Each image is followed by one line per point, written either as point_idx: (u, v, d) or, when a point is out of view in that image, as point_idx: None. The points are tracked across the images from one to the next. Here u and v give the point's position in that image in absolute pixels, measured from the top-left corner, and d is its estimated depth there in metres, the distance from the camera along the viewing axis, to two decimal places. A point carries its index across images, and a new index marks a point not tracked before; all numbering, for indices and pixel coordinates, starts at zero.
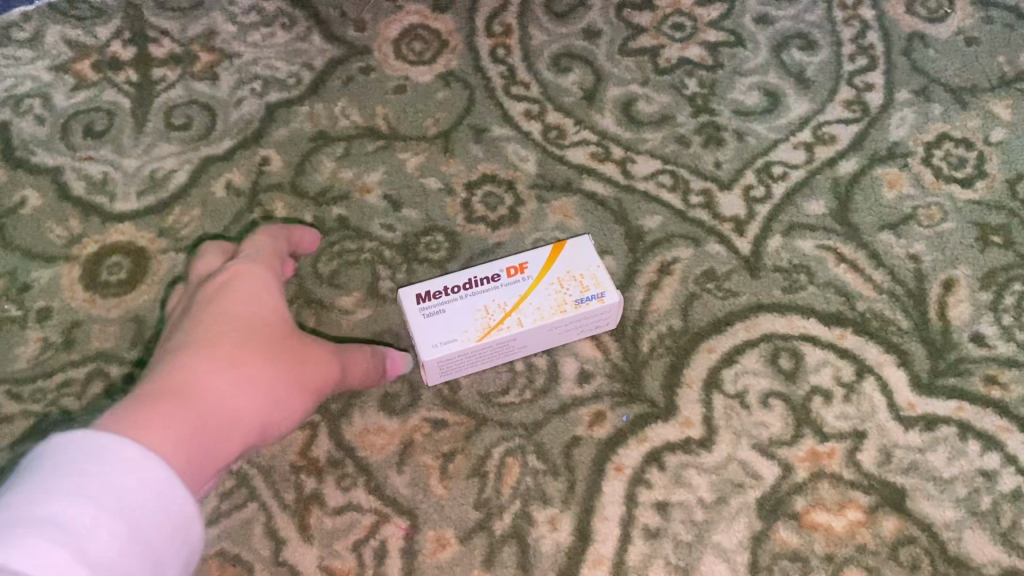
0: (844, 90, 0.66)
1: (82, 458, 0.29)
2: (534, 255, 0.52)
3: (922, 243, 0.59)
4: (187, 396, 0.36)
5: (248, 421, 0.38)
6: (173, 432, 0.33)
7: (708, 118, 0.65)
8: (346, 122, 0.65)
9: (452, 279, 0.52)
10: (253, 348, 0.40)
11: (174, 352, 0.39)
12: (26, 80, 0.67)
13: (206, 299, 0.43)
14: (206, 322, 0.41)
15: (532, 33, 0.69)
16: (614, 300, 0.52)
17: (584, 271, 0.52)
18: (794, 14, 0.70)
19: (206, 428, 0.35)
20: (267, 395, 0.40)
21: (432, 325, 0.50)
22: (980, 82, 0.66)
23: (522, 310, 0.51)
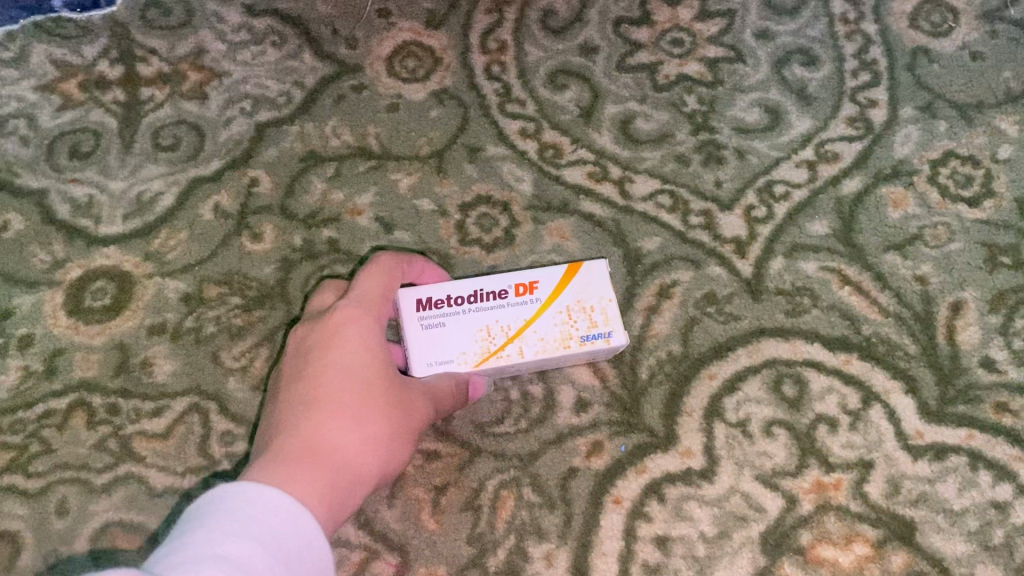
0: (847, 107, 0.65)
1: (248, 506, 0.30)
2: (546, 275, 0.50)
3: (928, 264, 0.57)
4: (320, 460, 0.36)
5: (370, 475, 0.39)
6: (318, 502, 0.34)
7: (708, 136, 0.63)
8: (337, 142, 0.63)
9: (456, 288, 0.49)
10: (368, 397, 0.40)
11: (296, 406, 0.39)
12: (11, 101, 0.66)
13: (321, 335, 0.42)
14: (317, 372, 0.41)
15: (528, 50, 0.67)
16: (619, 342, 0.50)
17: (595, 303, 0.50)
18: (795, 29, 0.68)
19: (341, 488, 0.36)
20: (385, 444, 0.40)
21: (429, 338, 0.48)
22: (987, 98, 0.65)
23: (524, 337, 0.49)
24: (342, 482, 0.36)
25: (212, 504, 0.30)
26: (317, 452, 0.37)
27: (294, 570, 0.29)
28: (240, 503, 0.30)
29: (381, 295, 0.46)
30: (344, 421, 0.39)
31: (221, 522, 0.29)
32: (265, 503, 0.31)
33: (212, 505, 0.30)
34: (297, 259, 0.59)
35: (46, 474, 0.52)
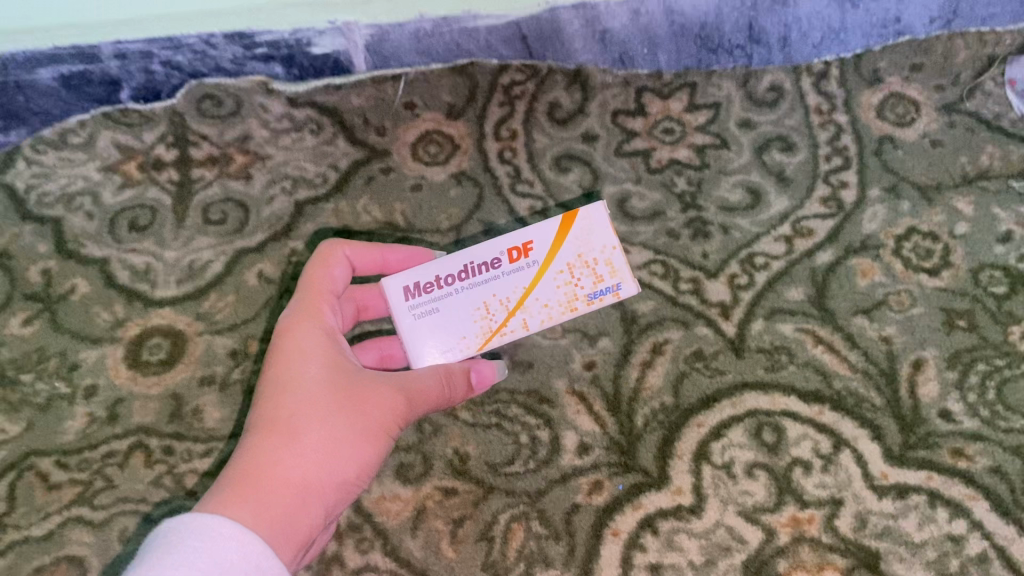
0: (820, 188, 0.73)
1: (206, 530, 0.39)
2: (538, 239, 0.58)
3: (893, 326, 0.65)
4: (262, 479, 0.45)
5: (324, 479, 0.47)
6: (250, 519, 0.43)
7: (695, 213, 0.71)
8: (368, 217, 0.71)
9: (446, 269, 0.57)
10: (311, 409, 0.49)
11: (252, 429, 0.48)
12: (78, 180, 0.74)
13: (273, 356, 0.52)
14: (273, 392, 0.50)
15: (536, 137, 0.76)
16: (627, 292, 0.58)
17: (593, 258, 0.58)
18: (774, 119, 0.77)
19: (280, 499, 0.45)
20: (337, 447, 0.48)
21: (429, 323, 0.57)
22: (945, 180, 0.73)
23: (527, 305, 0.57)
24: (285, 496, 0.45)
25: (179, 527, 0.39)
26: (263, 473, 0.45)
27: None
28: (184, 535, 0.38)
29: (328, 291, 0.55)
30: (291, 437, 0.47)
31: (165, 551, 0.37)
32: (205, 530, 0.39)
33: (162, 536, 0.38)
34: None
35: (109, 506, 0.59)
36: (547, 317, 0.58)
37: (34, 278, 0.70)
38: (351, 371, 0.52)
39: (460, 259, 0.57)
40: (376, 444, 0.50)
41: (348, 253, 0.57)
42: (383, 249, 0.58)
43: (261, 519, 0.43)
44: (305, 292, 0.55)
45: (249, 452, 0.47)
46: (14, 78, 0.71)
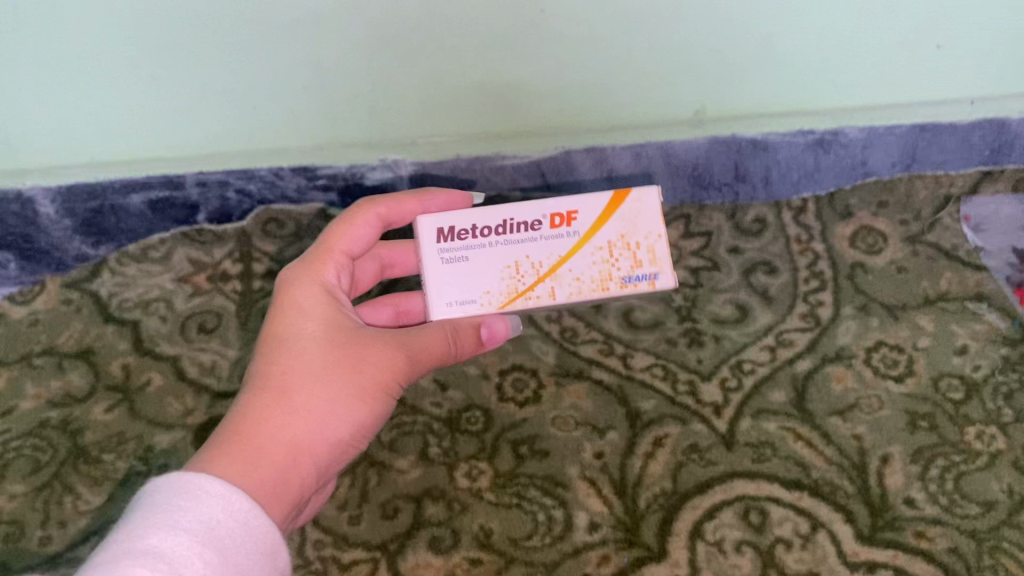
0: (800, 305, 0.84)
1: (187, 486, 0.46)
2: (585, 212, 0.61)
3: (863, 425, 0.74)
4: (256, 435, 0.54)
5: (315, 435, 0.56)
6: (241, 469, 0.51)
7: (691, 324, 0.82)
8: None
9: (484, 222, 0.61)
10: (304, 374, 0.57)
11: (253, 385, 0.57)
12: (153, 289, 0.86)
13: (276, 320, 0.60)
14: (273, 354, 0.58)
15: None
16: (664, 283, 0.61)
17: (636, 241, 0.61)
18: (760, 246, 0.89)
19: (270, 452, 0.53)
20: (327, 407, 0.57)
21: (455, 270, 0.61)
22: (909, 301, 0.84)
23: (558, 274, 0.61)
24: (278, 452, 0.54)
25: (164, 482, 0.46)
26: (257, 431, 0.54)
27: (216, 528, 0.45)
28: (170, 492, 0.45)
29: (340, 248, 0.64)
30: (285, 398, 0.56)
31: (152, 510, 0.44)
32: (191, 487, 0.46)
33: (151, 493, 0.46)
34: None
35: None
36: (576, 290, 0.61)
37: (115, 371, 0.81)
38: (347, 337, 0.60)
39: (501, 213, 0.61)
40: (366, 404, 0.59)
41: (380, 212, 0.65)
42: (421, 198, 0.66)
43: (253, 469, 0.52)
44: (308, 258, 0.63)
45: (248, 408, 0.55)
46: (110, 201, 0.84)
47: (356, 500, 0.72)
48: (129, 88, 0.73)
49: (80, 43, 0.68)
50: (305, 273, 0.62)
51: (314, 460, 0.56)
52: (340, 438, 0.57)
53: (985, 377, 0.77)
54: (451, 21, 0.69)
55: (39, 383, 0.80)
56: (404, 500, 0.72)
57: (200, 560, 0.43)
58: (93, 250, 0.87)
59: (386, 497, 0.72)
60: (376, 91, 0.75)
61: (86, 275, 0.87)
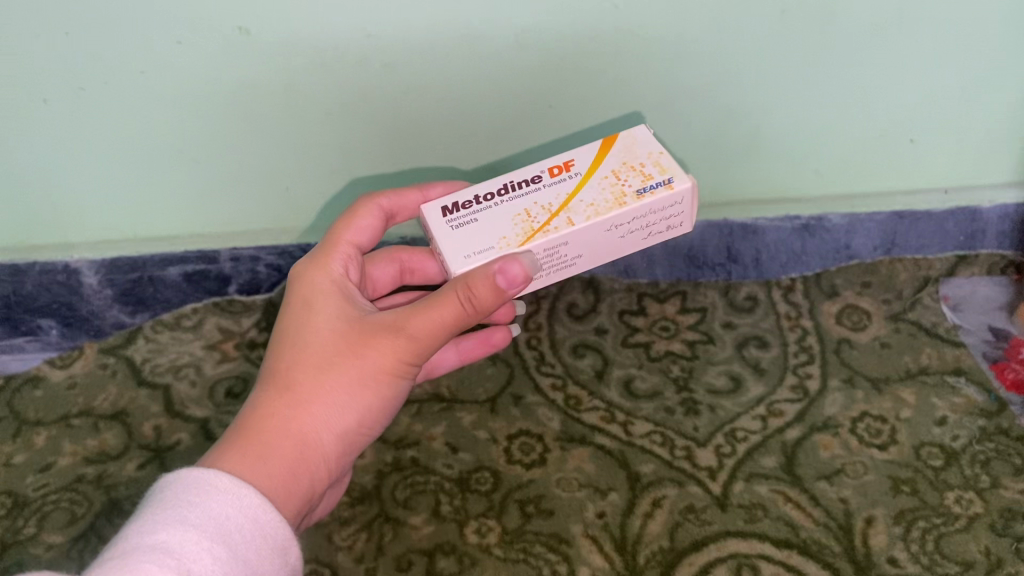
0: (790, 377, 0.90)
1: (196, 483, 0.51)
2: (579, 159, 0.62)
3: (849, 489, 0.79)
4: (262, 432, 0.57)
5: (324, 426, 0.58)
6: (240, 466, 0.54)
7: (688, 394, 0.88)
8: (418, 389, 0.91)
9: (485, 190, 0.61)
10: (311, 369, 0.59)
11: (267, 380, 0.60)
12: (185, 356, 0.93)
13: (290, 314, 0.62)
14: (284, 349, 0.61)
15: (558, 329, 0.96)
16: (681, 184, 0.59)
17: (638, 163, 0.61)
18: (751, 321, 0.96)
19: (276, 446, 0.56)
20: (334, 399, 0.59)
21: (466, 232, 0.59)
22: (891, 374, 0.89)
23: (571, 207, 0.59)
24: (284, 448, 0.56)
25: (175, 479, 0.51)
26: (263, 428, 0.57)
27: (223, 519, 0.49)
28: (181, 488, 0.50)
29: (347, 239, 0.66)
30: (292, 394, 0.58)
31: (165, 503, 0.49)
32: (201, 483, 0.51)
33: (163, 489, 0.51)
34: (388, 470, 0.83)
35: None
36: (595, 211, 0.58)
37: (147, 432, 0.86)
38: (354, 327, 0.60)
39: (501, 179, 0.62)
40: (376, 391, 0.60)
41: (384, 202, 0.67)
42: (421, 189, 0.67)
43: (255, 466, 0.55)
44: (320, 253, 0.65)
45: (258, 406, 0.58)
46: (148, 273, 0.93)
47: (372, 554, 0.77)
48: (182, 170, 0.85)
49: (148, 129, 0.81)
50: (315, 269, 0.64)
51: (323, 452, 0.58)
52: (352, 426, 0.60)
53: (964, 445, 0.82)
54: (466, 115, 0.82)
55: (75, 442, 0.86)
56: (417, 554, 0.77)
57: (210, 547, 0.47)
58: (129, 318, 0.95)
59: (401, 551, 0.77)
60: (404, 176, 0.88)
61: (122, 341, 0.95)
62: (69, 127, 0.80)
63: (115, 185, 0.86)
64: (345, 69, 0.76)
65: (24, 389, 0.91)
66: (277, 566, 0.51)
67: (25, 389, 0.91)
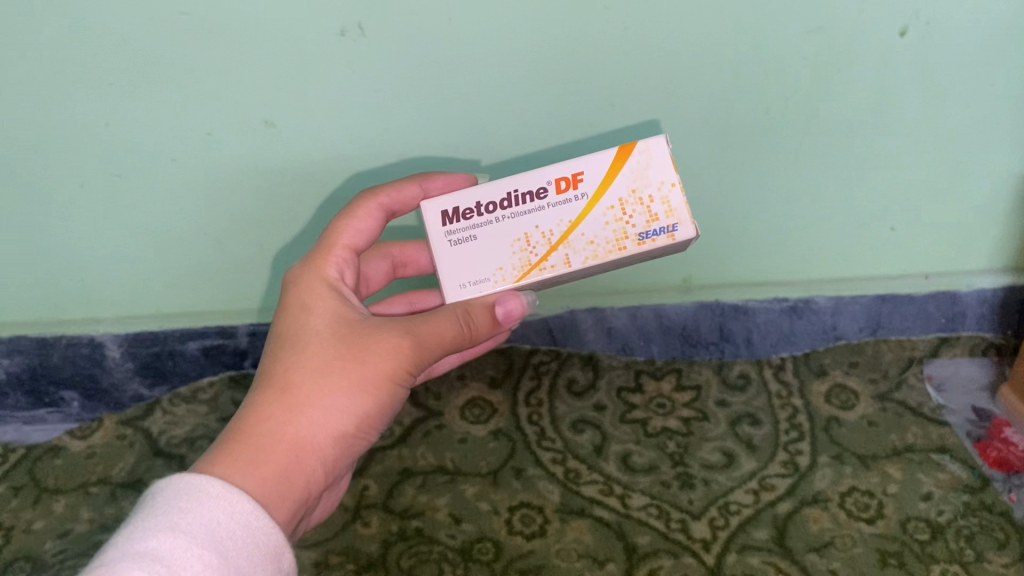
0: (781, 454, 0.93)
1: (188, 490, 0.53)
2: (591, 174, 0.63)
3: (838, 562, 0.82)
4: (258, 433, 0.59)
5: (321, 427, 0.61)
6: (235, 467, 0.57)
7: (683, 468, 0.92)
8: (424, 461, 0.95)
9: (488, 198, 0.64)
10: (307, 371, 0.61)
11: (263, 381, 0.62)
12: (200, 427, 0.97)
13: (286, 316, 0.65)
14: (280, 351, 0.63)
15: (558, 405, 1.01)
16: (683, 234, 0.63)
17: (648, 195, 0.63)
18: (744, 399, 1.00)
19: (271, 448, 0.59)
20: (331, 400, 0.61)
21: (465, 250, 0.65)
22: (878, 451, 0.93)
23: (571, 240, 0.64)
24: (280, 449, 0.59)
25: (169, 485, 0.54)
26: (260, 429, 0.59)
27: (214, 528, 0.52)
28: (173, 495, 0.53)
29: (343, 241, 0.69)
30: (287, 396, 0.61)
31: (157, 511, 0.52)
32: (193, 489, 0.54)
33: (157, 496, 0.53)
34: (393, 539, 0.87)
35: None
36: (593, 254, 0.63)
37: None
38: (350, 331, 0.63)
39: (504, 186, 0.64)
40: (374, 394, 0.62)
41: (382, 202, 0.69)
42: (420, 183, 0.69)
43: (250, 466, 0.57)
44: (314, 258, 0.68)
45: (253, 408, 0.61)
46: (169, 347, 0.98)
47: None
48: (204, 254, 0.91)
49: (177, 214, 0.87)
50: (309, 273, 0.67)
51: (319, 454, 0.61)
52: (349, 428, 0.62)
53: (949, 520, 0.85)
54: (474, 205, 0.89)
55: (92, 510, 0.89)
56: None
57: (199, 552, 0.50)
58: (147, 391, 1.00)
59: None
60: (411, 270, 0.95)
61: (140, 413, 1.00)
62: (107, 213, 0.87)
63: (140, 269, 0.92)
64: (364, 158, 0.83)
65: (46, 458, 0.96)
66: (268, 567, 0.54)
67: (47, 458, 0.96)
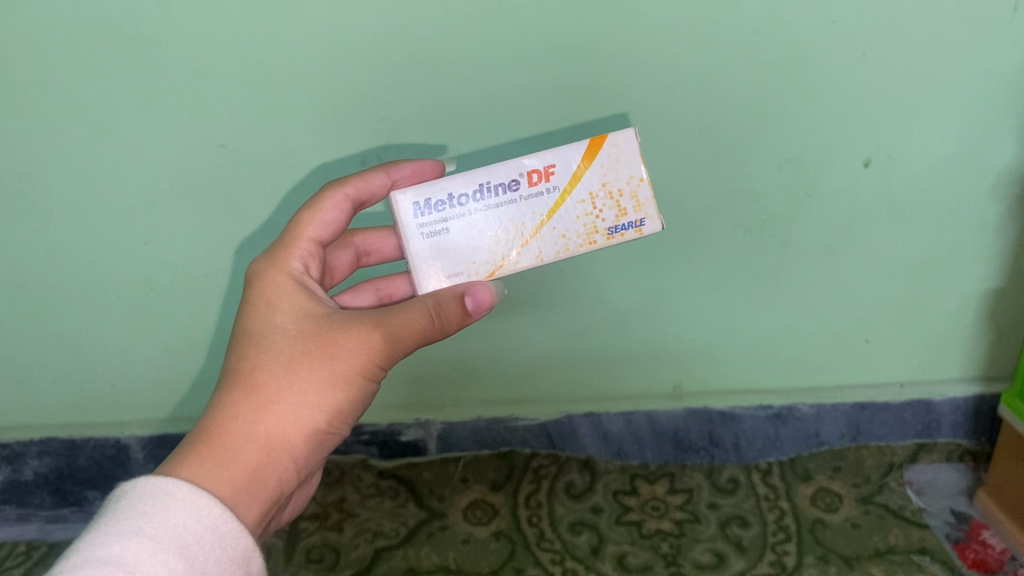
0: (769, 554, 0.98)
1: (153, 495, 0.53)
2: (562, 167, 0.65)
3: None
4: (223, 432, 0.59)
5: (290, 424, 0.60)
6: (201, 468, 0.56)
7: (676, 568, 0.97)
8: (428, 561, 1.00)
9: (460, 191, 0.65)
10: (273, 368, 0.61)
11: (227, 378, 0.62)
12: None
13: (250, 313, 0.65)
14: (245, 349, 0.63)
15: (557, 507, 1.06)
16: (649, 229, 0.66)
17: (617, 187, 0.65)
18: (734, 502, 1.05)
19: (238, 448, 0.58)
20: (299, 397, 0.60)
21: (438, 243, 0.66)
22: (862, 552, 0.97)
23: (542, 233, 0.65)
24: (249, 448, 0.59)
25: (133, 489, 0.54)
26: (226, 428, 0.59)
27: (178, 532, 0.51)
28: (138, 500, 0.53)
29: (308, 234, 0.69)
30: (253, 394, 0.60)
31: (122, 514, 0.52)
32: (158, 494, 0.53)
33: (121, 499, 0.53)
34: None
35: None
36: (564, 248, 0.66)
37: None
38: (317, 327, 0.63)
39: (477, 177, 0.65)
40: (343, 389, 0.61)
41: (348, 192, 0.70)
42: (386, 172, 0.70)
43: (216, 468, 0.57)
44: (277, 253, 0.68)
45: (219, 408, 0.60)
46: None
47: None
48: None
49: (207, 321, 0.95)
50: (272, 270, 0.66)
51: (289, 453, 0.60)
52: (319, 425, 0.61)
53: None
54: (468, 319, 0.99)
55: None
56: None
57: (165, 558, 0.50)
58: None
59: None
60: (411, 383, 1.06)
61: None
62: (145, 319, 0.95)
63: (167, 372, 1.00)
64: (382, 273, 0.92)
65: None
66: (236, 573, 0.53)
67: None
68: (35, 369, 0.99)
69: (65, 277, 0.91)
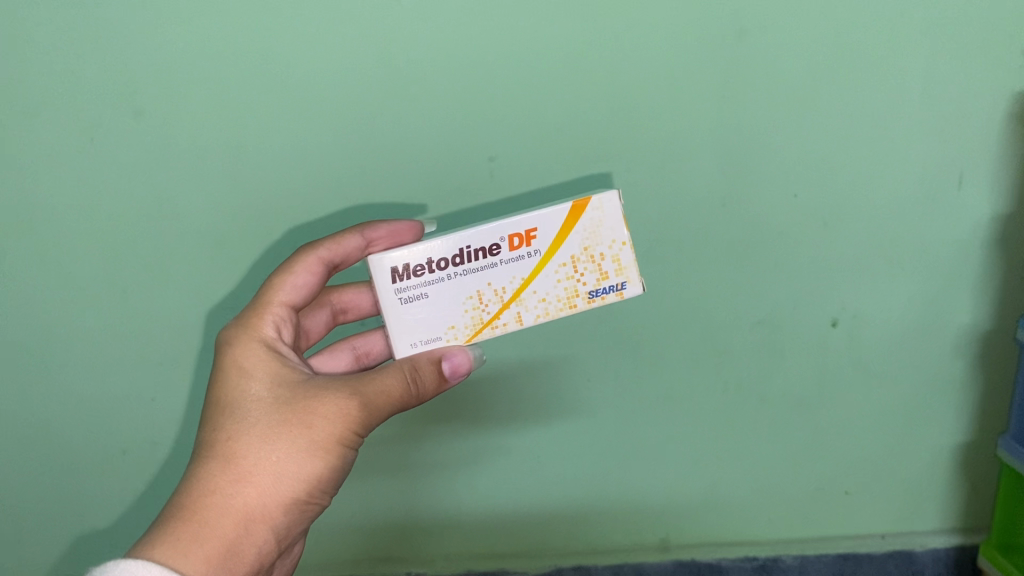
0: None
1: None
2: (543, 231, 0.64)
3: None
4: (199, 507, 0.61)
5: (267, 494, 0.62)
6: (176, 545, 0.59)
7: None
8: None
9: (440, 255, 0.65)
10: (249, 438, 0.63)
11: (204, 449, 0.64)
12: None
13: (226, 381, 0.67)
14: (220, 419, 0.64)
15: None
16: (631, 292, 0.66)
17: (599, 252, 0.65)
18: None
19: (214, 522, 0.61)
20: (276, 467, 0.62)
21: (415, 308, 0.67)
22: None
23: (522, 298, 0.66)
24: (226, 523, 0.61)
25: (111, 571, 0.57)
26: (203, 503, 0.61)
27: None
28: None
29: (280, 298, 0.72)
30: (228, 466, 0.62)
31: None
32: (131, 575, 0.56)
33: None
34: None
35: None
36: (544, 312, 0.66)
37: None
38: (293, 394, 0.64)
39: (455, 242, 0.65)
40: (321, 457, 0.63)
41: (320, 255, 0.72)
42: (359, 232, 0.71)
43: (192, 544, 0.59)
44: (249, 320, 0.70)
45: (196, 481, 0.62)
46: None
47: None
48: None
49: None
50: (245, 337, 0.69)
51: (267, 525, 0.62)
52: (298, 494, 0.63)
53: None
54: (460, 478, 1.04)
55: None
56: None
57: None
58: None
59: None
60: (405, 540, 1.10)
61: None
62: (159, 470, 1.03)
63: None
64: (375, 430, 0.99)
65: None
66: None
67: None
68: (56, 509, 1.07)
69: (82, 425, 0.98)
